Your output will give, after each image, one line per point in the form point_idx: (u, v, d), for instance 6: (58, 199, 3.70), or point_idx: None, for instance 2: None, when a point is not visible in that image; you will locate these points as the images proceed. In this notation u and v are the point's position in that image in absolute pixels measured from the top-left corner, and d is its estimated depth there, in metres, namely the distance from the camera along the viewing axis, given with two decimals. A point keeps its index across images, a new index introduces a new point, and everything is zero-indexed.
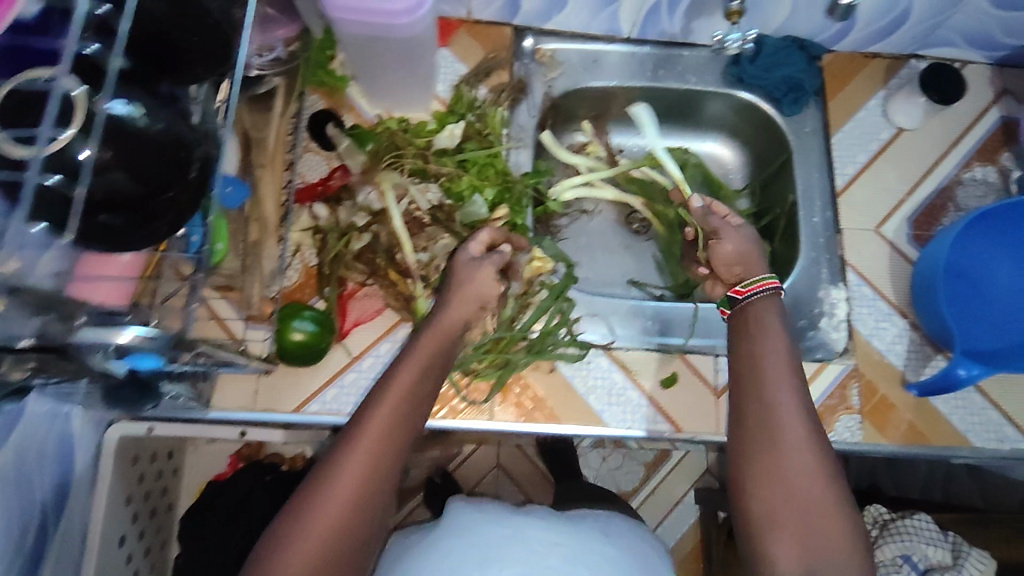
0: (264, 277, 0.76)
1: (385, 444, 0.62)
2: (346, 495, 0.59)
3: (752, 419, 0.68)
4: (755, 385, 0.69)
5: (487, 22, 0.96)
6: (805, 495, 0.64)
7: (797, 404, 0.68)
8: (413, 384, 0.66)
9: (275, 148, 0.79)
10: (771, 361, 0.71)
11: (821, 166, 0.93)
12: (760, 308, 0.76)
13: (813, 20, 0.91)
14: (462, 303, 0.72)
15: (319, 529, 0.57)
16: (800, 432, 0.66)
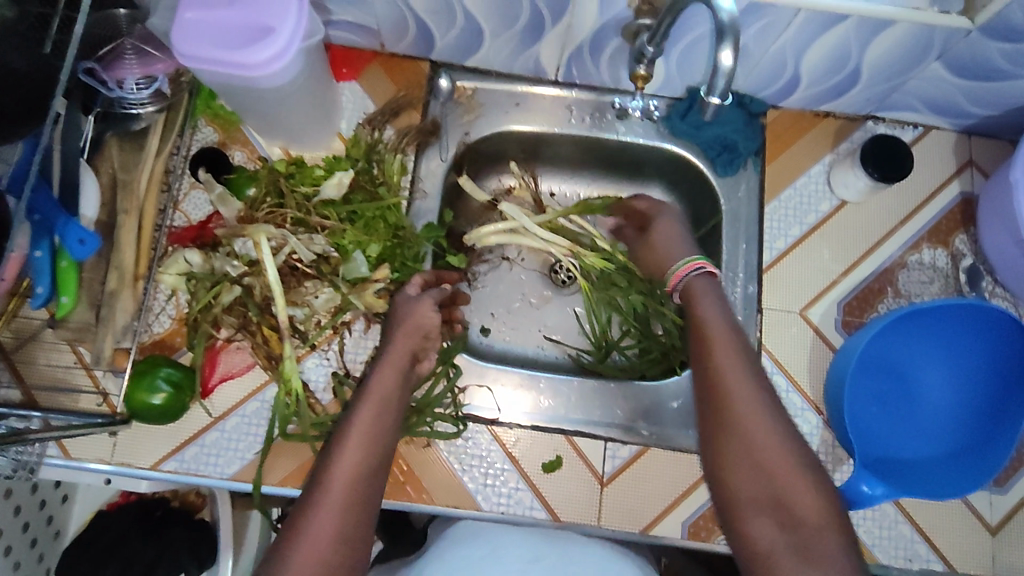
0: (116, 330, 0.72)
1: (369, 447, 0.63)
2: (338, 504, 0.59)
3: (709, 398, 0.66)
4: (709, 371, 0.67)
5: (403, 55, 0.89)
6: (775, 468, 0.61)
7: (749, 373, 0.66)
8: (390, 384, 0.68)
9: (146, 189, 0.75)
10: (721, 334, 0.69)
11: (750, 235, 0.85)
12: (700, 287, 0.74)
13: (753, 74, 0.84)
14: (409, 333, 0.72)
15: (326, 516, 0.58)
16: (755, 403, 0.64)
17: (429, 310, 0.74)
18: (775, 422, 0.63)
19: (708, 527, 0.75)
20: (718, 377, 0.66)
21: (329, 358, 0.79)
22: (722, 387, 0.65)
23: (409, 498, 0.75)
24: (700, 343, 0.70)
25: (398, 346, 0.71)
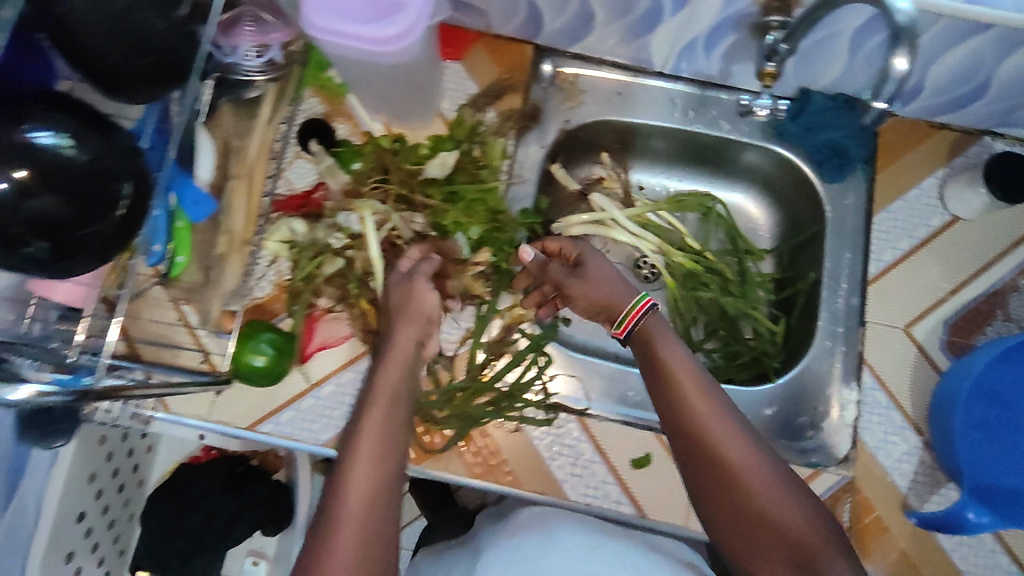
0: (224, 293, 0.74)
1: (380, 462, 0.58)
2: (354, 531, 0.54)
3: (693, 450, 0.62)
4: (683, 423, 0.62)
5: (507, 37, 0.87)
6: (777, 515, 0.58)
7: (724, 418, 0.62)
8: (393, 381, 0.64)
9: (256, 156, 0.75)
10: (688, 378, 0.64)
11: (855, 246, 0.83)
12: (655, 329, 0.69)
13: (871, 80, 0.80)
14: (413, 321, 0.68)
15: (345, 540, 0.54)
16: (743, 450, 0.60)
17: (427, 289, 0.70)
18: (768, 465, 0.60)
19: None
20: (698, 427, 0.61)
21: None
22: (703, 436, 0.61)
23: (497, 481, 0.77)
24: (662, 387, 0.65)
25: (399, 345, 0.66)
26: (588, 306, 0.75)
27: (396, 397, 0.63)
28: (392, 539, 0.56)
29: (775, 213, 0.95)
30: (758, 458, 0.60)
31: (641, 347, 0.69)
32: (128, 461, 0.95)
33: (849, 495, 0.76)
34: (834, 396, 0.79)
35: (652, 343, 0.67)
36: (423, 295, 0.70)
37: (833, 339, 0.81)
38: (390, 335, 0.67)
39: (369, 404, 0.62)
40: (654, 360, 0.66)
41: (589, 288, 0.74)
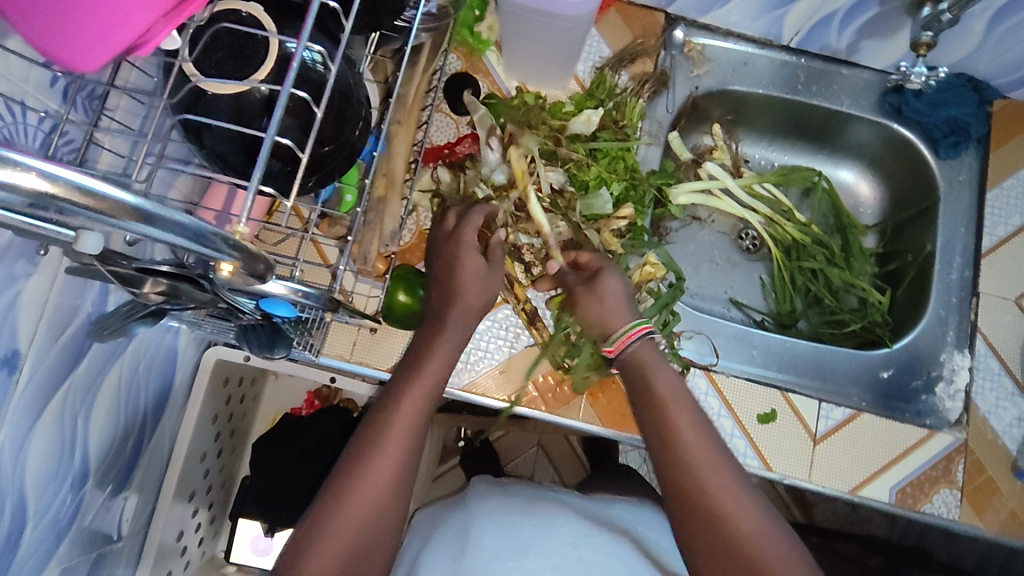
0: (382, 235, 0.74)
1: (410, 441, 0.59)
2: (370, 501, 0.56)
3: (678, 484, 0.59)
4: (674, 460, 0.59)
5: (640, 4, 0.89)
6: (745, 536, 0.55)
7: (720, 461, 0.59)
8: (438, 370, 0.63)
9: (413, 104, 0.76)
10: (679, 413, 0.62)
11: (968, 221, 0.87)
12: (647, 357, 0.67)
13: (997, 62, 0.83)
14: (472, 308, 0.68)
15: (352, 520, 0.55)
16: (731, 493, 0.57)
17: (483, 266, 0.70)
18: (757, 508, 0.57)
19: (913, 494, 0.78)
20: (690, 466, 0.59)
21: None
22: (696, 476, 0.58)
23: (629, 430, 0.80)
24: (649, 403, 0.63)
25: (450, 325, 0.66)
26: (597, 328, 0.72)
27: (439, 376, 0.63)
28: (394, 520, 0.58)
29: (879, 190, 0.98)
30: (746, 504, 0.57)
31: (631, 376, 0.66)
32: (239, 406, 0.97)
33: (961, 456, 0.80)
34: (946, 362, 0.83)
35: (642, 371, 0.66)
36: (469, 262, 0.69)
37: (947, 309, 0.85)
38: (440, 310, 0.68)
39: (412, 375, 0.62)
40: (647, 391, 0.64)
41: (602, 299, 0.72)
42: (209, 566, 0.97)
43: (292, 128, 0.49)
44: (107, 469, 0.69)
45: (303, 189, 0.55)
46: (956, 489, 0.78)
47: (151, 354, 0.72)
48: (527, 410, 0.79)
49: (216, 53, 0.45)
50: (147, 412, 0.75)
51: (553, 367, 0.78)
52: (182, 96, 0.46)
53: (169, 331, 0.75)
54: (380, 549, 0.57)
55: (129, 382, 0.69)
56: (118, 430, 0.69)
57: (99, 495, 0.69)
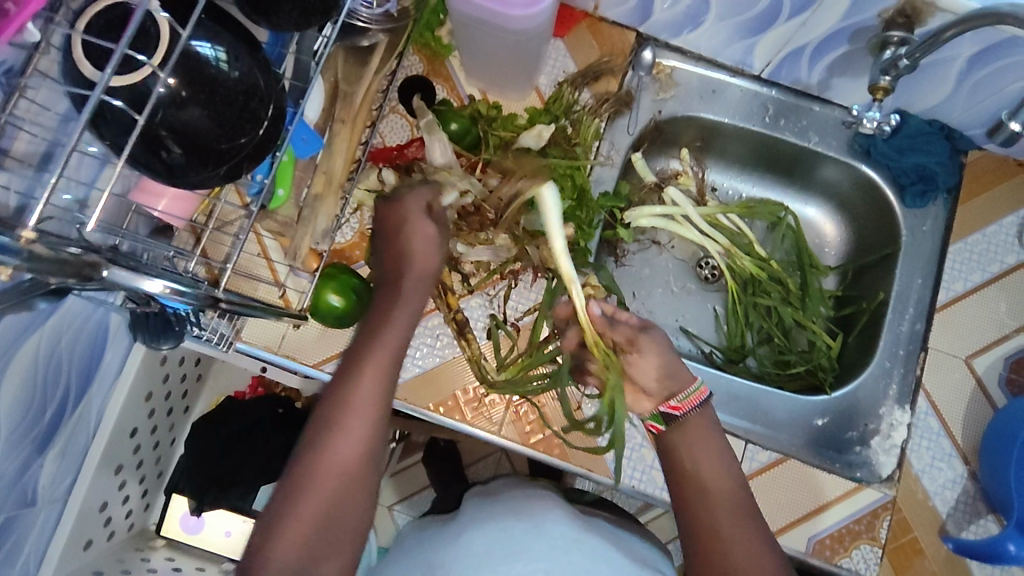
0: (315, 233, 0.75)
1: (373, 402, 0.61)
2: (311, 516, 0.56)
3: (706, 556, 0.61)
4: (706, 521, 0.62)
5: (612, 21, 0.87)
6: None
7: (752, 536, 0.61)
8: (387, 361, 0.63)
9: (362, 104, 0.76)
10: (720, 478, 0.65)
11: (926, 273, 0.84)
12: (701, 422, 0.67)
13: (971, 112, 0.80)
14: (413, 290, 0.67)
15: (302, 522, 0.56)
16: (756, 562, 0.59)
17: (432, 231, 0.70)
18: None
19: (833, 546, 0.76)
20: (717, 526, 0.61)
21: (492, 302, 0.82)
22: (720, 539, 0.61)
23: (548, 451, 0.78)
24: (685, 458, 0.66)
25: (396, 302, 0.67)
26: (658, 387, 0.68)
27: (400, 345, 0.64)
28: (364, 491, 0.59)
29: (846, 232, 0.95)
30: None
31: (675, 433, 0.67)
32: (181, 385, 0.98)
33: (888, 513, 0.77)
34: (884, 416, 0.81)
35: (688, 435, 0.67)
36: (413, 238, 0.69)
37: (892, 361, 0.83)
38: (390, 299, 0.67)
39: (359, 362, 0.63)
40: (689, 461, 0.66)
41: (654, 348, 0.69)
42: (139, 539, 0.98)
43: (191, 120, 0.49)
44: (19, 442, 0.70)
45: (209, 181, 0.55)
46: (878, 547, 0.76)
47: (77, 329, 0.74)
48: (448, 421, 0.78)
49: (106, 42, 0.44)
50: (71, 385, 0.76)
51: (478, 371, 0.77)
52: (74, 87, 0.46)
53: (96, 308, 0.76)
54: (352, 523, 0.58)
55: (49, 357, 0.70)
56: (35, 404, 0.71)
57: (11, 463, 0.71)
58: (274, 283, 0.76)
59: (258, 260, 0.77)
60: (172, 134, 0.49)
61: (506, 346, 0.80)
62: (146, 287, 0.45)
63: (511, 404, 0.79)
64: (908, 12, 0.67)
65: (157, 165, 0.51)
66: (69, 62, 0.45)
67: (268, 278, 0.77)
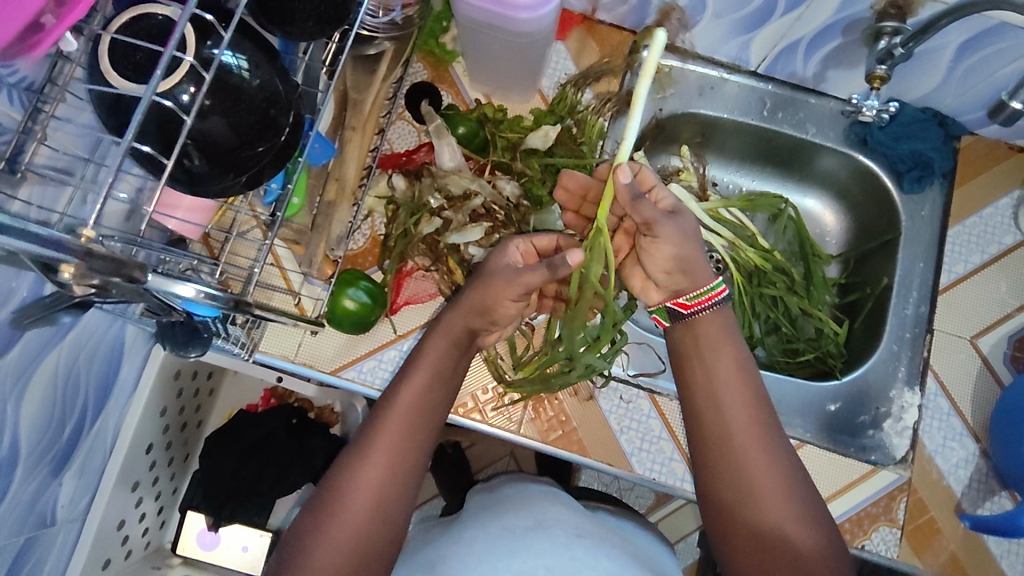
0: (330, 239, 0.76)
1: (405, 434, 0.61)
2: (342, 540, 0.56)
3: (716, 458, 0.61)
4: (717, 429, 0.62)
5: (610, 24, 0.89)
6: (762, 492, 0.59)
7: (767, 446, 0.61)
8: (421, 393, 0.63)
9: (370, 112, 0.78)
10: (734, 380, 0.63)
11: (928, 257, 0.86)
12: (718, 324, 0.65)
13: (963, 98, 0.82)
14: (451, 325, 0.65)
15: (334, 544, 0.56)
16: (773, 476, 0.60)
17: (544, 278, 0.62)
18: (794, 491, 0.60)
19: (852, 530, 0.77)
20: (728, 432, 0.61)
21: None
22: (730, 444, 0.61)
23: (567, 447, 0.79)
24: (695, 360, 0.65)
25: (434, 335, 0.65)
26: (668, 280, 0.66)
27: (440, 376, 0.64)
28: (392, 519, 0.59)
29: (846, 221, 0.97)
30: (782, 492, 0.59)
31: (687, 339, 0.66)
32: (193, 399, 0.98)
33: (904, 494, 0.78)
34: (895, 398, 0.82)
35: (701, 343, 0.65)
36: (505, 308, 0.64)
37: (900, 344, 0.84)
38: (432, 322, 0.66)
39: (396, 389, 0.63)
40: (702, 371, 0.64)
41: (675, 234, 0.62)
42: (155, 557, 0.97)
43: (213, 129, 0.50)
44: (39, 459, 0.70)
45: (230, 188, 0.55)
46: (896, 528, 0.77)
47: (94, 344, 0.74)
48: (467, 422, 0.79)
49: (134, 53, 0.44)
50: (88, 401, 0.76)
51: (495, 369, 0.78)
52: (99, 99, 0.46)
53: (112, 322, 0.76)
54: (382, 553, 0.58)
55: (67, 373, 0.70)
56: (54, 421, 0.71)
57: (30, 483, 0.70)
58: (289, 291, 0.76)
59: (272, 270, 0.78)
60: (197, 143, 0.50)
61: (521, 345, 0.81)
62: (177, 291, 0.46)
63: (529, 402, 0.80)
64: (900, 2, 0.69)
65: (180, 174, 0.51)
66: (94, 75, 0.45)
67: (282, 287, 0.77)
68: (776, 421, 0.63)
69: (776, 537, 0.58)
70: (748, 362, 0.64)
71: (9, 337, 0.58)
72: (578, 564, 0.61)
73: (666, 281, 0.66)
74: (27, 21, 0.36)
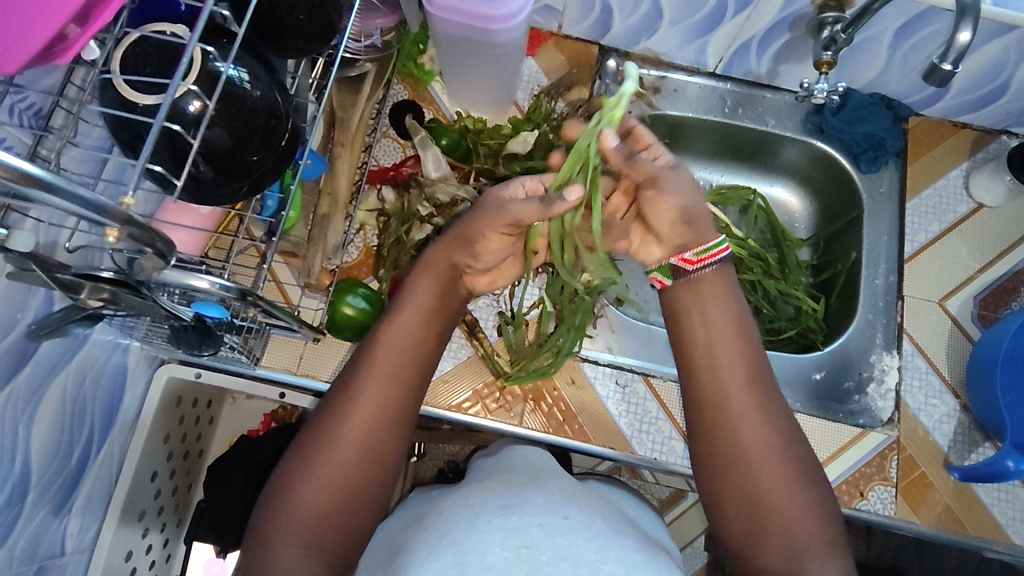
0: (326, 250, 0.79)
1: (395, 379, 0.63)
2: (332, 475, 0.58)
3: (702, 387, 0.65)
4: (701, 361, 0.65)
5: (576, 38, 0.95)
6: (740, 421, 0.62)
7: (760, 406, 0.63)
8: (410, 339, 0.66)
9: (357, 129, 0.82)
10: (721, 322, 0.66)
11: (891, 230, 0.91)
12: (722, 277, 0.68)
13: (905, 81, 0.89)
14: (435, 274, 0.69)
15: (324, 481, 0.58)
16: (757, 413, 0.63)
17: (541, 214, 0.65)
18: (777, 430, 0.63)
19: (849, 491, 0.80)
20: (713, 365, 0.65)
21: (498, 300, 0.86)
22: (716, 375, 0.64)
23: (571, 435, 0.82)
24: (688, 302, 0.68)
25: (423, 286, 0.69)
26: (671, 234, 0.68)
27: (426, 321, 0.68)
28: (380, 458, 0.61)
29: (812, 205, 1.03)
30: (771, 448, 0.61)
31: (689, 293, 0.68)
32: (195, 427, 0.98)
33: (895, 453, 0.82)
34: (875, 363, 0.86)
35: (702, 300, 0.67)
36: (490, 243, 0.68)
37: (874, 312, 0.88)
38: (420, 276, 0.69)
39: (385, 337, 0.65)
40: (699, 323, 0.67)
41: (679, 186, 0.65)
42: None
43: (215, 139, 0.53)
44: (51, 483, 0.71)
45: (235, 196, 0.59)
46: (891, 486, 0.80)
47: (99, 367, 0.75)
48: (471, 418, 0.81)
49: (145, 66, 0.48)
50: (95, 425, 0.77)
51: (491, 361, 0.82)
52: (112, 112, 0.49)
53: (115, 347, 0.78)
54: (369, 491, 0.61)
55: (75, 395, 0.72)
56: (63, 444, 0.71)
57: (41, 509, 0.70)
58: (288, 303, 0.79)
59: (271, 286, 0.80)
60: (203, 151, 0.53)
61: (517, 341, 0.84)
62: (196, 282, 0.49)
63: (529, 396, 0.83)
64: None
65: (188, 182, 0.54)
66: (105, 89, 0.49)
67: (281, 300, 0.80)
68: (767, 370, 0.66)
69: (763, 489, 0.60)
70: (746, 323, 0.67)
71: (24, 354, 0.60)
72: (571, 521, 0.58)
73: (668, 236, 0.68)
74: (52, 36, 0.39)
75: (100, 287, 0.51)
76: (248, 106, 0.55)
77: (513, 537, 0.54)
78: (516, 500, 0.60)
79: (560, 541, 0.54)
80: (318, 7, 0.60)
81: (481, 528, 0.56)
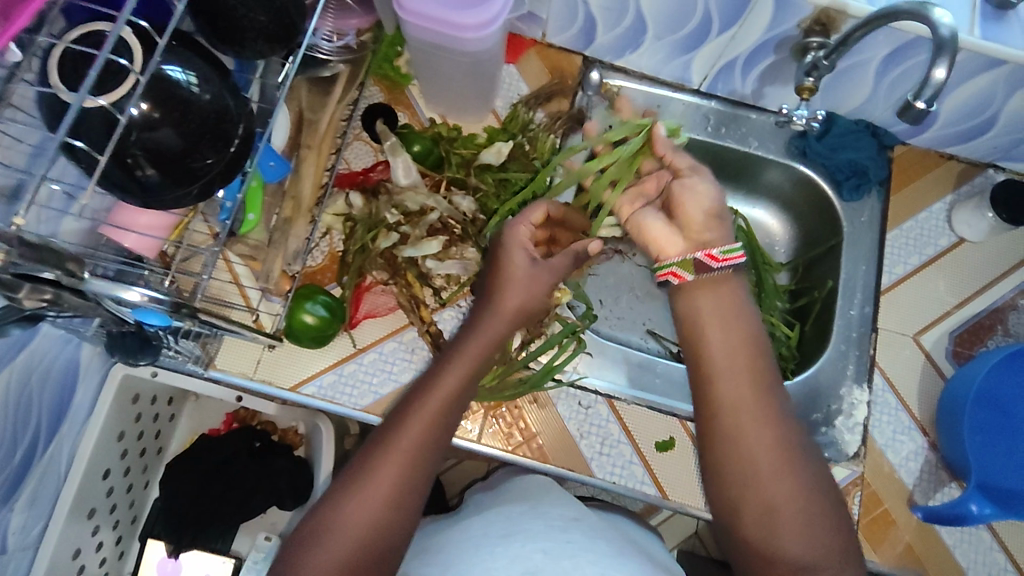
0: (286, 254, 0.78)
1: (428, 430, 0.63)
2: (357, 531, 0.58)
3: (715, 418, 0.64)
4: (711, 388, 0.64)
5: (559, 47, 0.93)
6: (761, 452, 0.61)
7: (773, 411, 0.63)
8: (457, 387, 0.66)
9: (326, 131, 0.82)
10: (733, 337, 0.66)
11: (869, 260, 0.90)
12: (733, 279, 0.68)
13: (891, 109, 0.87)
14: (500, 318, 0.70)
15: (347, 543, 0.58)
16: (771, 442, 0.62)
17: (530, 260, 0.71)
18: (792, 455, 0.62)
19: None
20: (731, 393, 0.63)
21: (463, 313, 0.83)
22: (732, 403, 0.63)
23: (529, 455, 0.80)
24: (692, 323, 0.68)
25: (479, 336, 0.69)
26: (703, 228, 0.70)
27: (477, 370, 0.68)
28: (408, 512, 0.62)
29: (792, 229, 1.01)
30: (787, 454, 0.61)
31: (708, 288, 0.68)
32: (153, 425, 0.97)
33: (859, 488, 0.80)
34: (846, 396, 0.84)
35: (719, 302, 0.67)
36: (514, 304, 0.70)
37: (847, 343, 0.87)
38: (475, 324, 0.70)
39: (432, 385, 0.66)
40: (717, 340, 0.66)
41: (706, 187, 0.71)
42: None
43: (161, 140, 0.51)
44: None
45: (185, 199, 0.57)
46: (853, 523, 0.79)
47: (47, 364, 0.74)
48: None
49: (82, 69, 0.46)
50: (42, 423, 0.75)
51: None
52: (48, 113, 0.47)
53: (66, 343, 0.76)
54: (394, 543, 0.60)
55: (19, 393, 0.70)
56: (5, 442, 0.70)
57: None
58: (247, 307, 0.77)
59: (229, 286, 0.78)
60: (144, 155, 0.51)
61: None
62: (127, 296, 0.48)
63: (489, 412, 0.81)
64: (823, 21, 0.74)
65: (130, 186, 0.52)
66: (39, 88, 0.47)
67: (240, 303, 0.78)
68: (782, 392, 0.65)
69: (780, 502, 0.60)
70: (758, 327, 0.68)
71: None
72: (574, 545, 0.61)
73: (698, 232, 0.70)
74: None
75: (41, 289, 0.47)
76: (195, 110, 0.53)
77: (518, 565, 0.59)
78: (520, 528, 0.64)
79: (564, 565, 0.58)
80: (278, 9, 0.58)
81: (486, 555, 0.61)
